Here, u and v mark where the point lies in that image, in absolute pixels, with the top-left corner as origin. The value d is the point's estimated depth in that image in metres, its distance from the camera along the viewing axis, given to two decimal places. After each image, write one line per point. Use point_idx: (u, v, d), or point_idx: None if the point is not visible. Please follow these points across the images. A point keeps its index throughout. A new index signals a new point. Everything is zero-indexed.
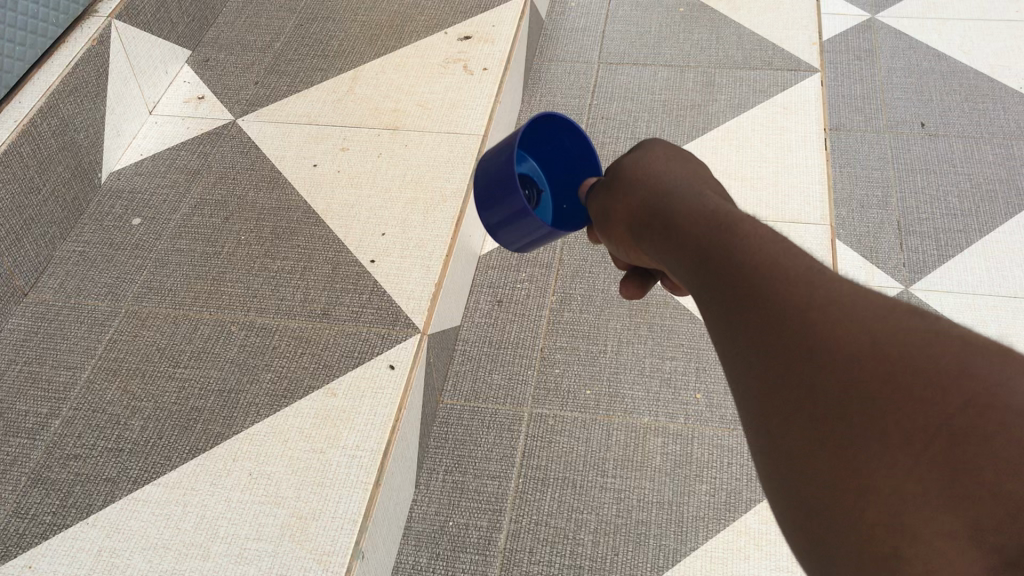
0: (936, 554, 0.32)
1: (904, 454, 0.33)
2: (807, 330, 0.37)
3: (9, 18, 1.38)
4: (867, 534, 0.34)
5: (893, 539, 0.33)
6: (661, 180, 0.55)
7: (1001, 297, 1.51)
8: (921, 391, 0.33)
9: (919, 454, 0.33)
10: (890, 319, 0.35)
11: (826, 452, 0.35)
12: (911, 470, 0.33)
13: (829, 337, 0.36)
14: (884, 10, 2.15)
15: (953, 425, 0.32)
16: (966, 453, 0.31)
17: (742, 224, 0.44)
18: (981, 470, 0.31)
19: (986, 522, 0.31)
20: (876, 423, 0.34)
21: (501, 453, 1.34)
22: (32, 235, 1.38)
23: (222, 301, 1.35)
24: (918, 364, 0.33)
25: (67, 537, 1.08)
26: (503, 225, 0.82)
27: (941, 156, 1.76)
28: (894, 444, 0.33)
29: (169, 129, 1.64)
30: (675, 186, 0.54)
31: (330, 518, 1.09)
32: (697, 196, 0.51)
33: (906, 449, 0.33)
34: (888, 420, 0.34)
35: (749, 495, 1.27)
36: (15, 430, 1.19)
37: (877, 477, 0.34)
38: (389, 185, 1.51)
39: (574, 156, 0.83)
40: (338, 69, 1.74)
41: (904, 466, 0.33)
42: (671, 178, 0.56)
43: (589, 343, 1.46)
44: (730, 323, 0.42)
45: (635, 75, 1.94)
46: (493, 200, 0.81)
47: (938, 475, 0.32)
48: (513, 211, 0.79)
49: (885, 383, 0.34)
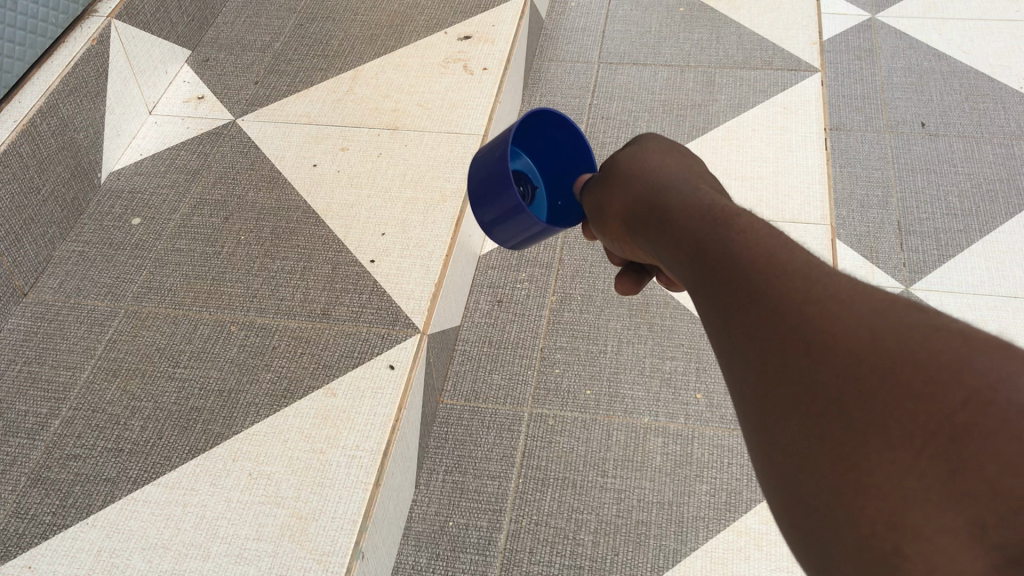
0: (937, 553, 0.30)
1: (903, 451, 0.32)
2: (805, 327, 0.37)
3: (9, 18, 1.38)
4: (866, 532, 0.33)
5: (894, 538, 0.32)
6: (657, 175, 0.55)
7: (1001, 296, 1.51)
8: (921, 386, 0.32)
9: (919, 451, 0.32)
10: (888, 316, 0.35)
11: (825, 449, 0.35)
12: (911, 466, 0.32)
13: (827, 334, 0.36)
14: (884, 10, 2.15)
15: (955, 421, 0.31)
16: (966, 450, 0.30)
17: (741, 222, 0.45)
18: (982, 467, 0.30)
19: (990, 520, 0.29)
20: (876, 419, 0.33)
21: (501, 452, 1.33)
22: (32, 235, 1.38)
23: (222, 301, 1.35)
24: (919, 359, 0.33)
25: (67, 537, 1.08)
26: (499, 223, 0.82)
27: (942, 156, 1.76)
28: (895, 441, 0.32)
29: (169, 129, 1.64)
30: (672, 181, 0.54)
31: (330, 518, 1.09)
32: (694, 191, 0.51)
33: (905, 445, 0.32)
34: (889, 417, 0.33)
35: (749, 495, 1.27)
36: (14, 430, 1.19)
37: (876, 474, 0.33)
38: (388, 185, 1.51)
39: (568, 152, 0.83)
40: (338, 69, 1.74)
41: (904, 463, 0.32)
42: (668, 173, 0.56)
43: (589, 343, 1.46)
44: (729, 320, 0.42)
45: (635, 75, 1.94)
46: (489, 198, 0.81)
47: (939, 471, 0.31)
48: (508, 208, 0.79)
49: (885, 379, 0.33)
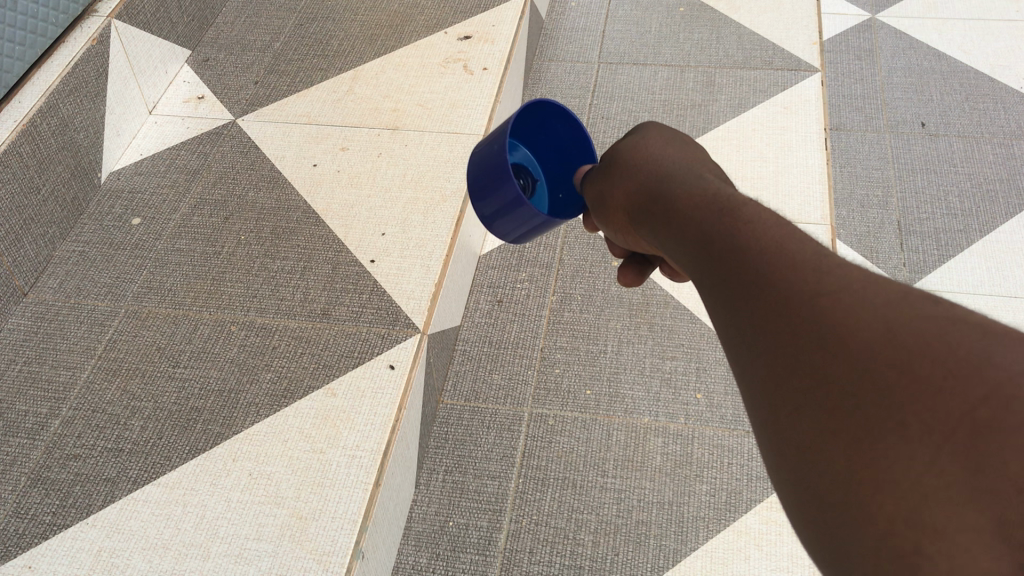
0: (958, 551, 0.30)
1: (923, 448, 0.32)
2: (817, 319, 0.37)
3: (9, 18, 1.38)
4: (884, 529, 0.32)
5: (915, 534, 0.31)
6: (659, 163, 0.56)
7: (1001, 296, 1.51)
8: (941, 380, 0.32)
9: (940, 446, 0.32)
10: (901, 307, 0.35)
11: (839, 443, 0.35)
12: (931, 461, 0.32)
13: (840, 327, 0.36)
14: (884, 10, 2.15)
15: (977, 417, 0.31)
16: (989, 446, 0.30)
17: (749, 211, 0.45)
18: (1002, 465, 0.30)
19: (1013, 518, 0.29)
20: (893, 414, 0.33)
21: (501, 452, 1.34)
22: (32, 235, 1.38)
23: (222, 301, 1.35)
24: (935, 351, 0.33)
25: (67, 537, 1.08)
26: (499, 216, 0.82)
27: (942, 156, 1.76)
28: (912, 435, 0.32)
29: (169, 130, 1.64)
30: (674, 169, 0.54)
31: (330, 518, 1.09)
32: (697, 180, 0.51)
33: (926, 442, 0.32)
34: (905, 412, 0.33)
35: (749, 495, 1.27)
36: (14, 430, 1.19)
37: (892, 468, 0.33)
38: (389, 184, 1.51)
39: (564, 145, 0.83)
40: (338, 69, 1.74)
41: (923, 458, 0.32)
42: (671, 160, 0.56)
43: (590, 343, 1.46)
44: (738, 311, 0.42)
45: (635, 75, 1.94)
46: (487, 190, 0.81)
47: (960, 468, 0.31)
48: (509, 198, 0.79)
49: (902, 373, 0.33)
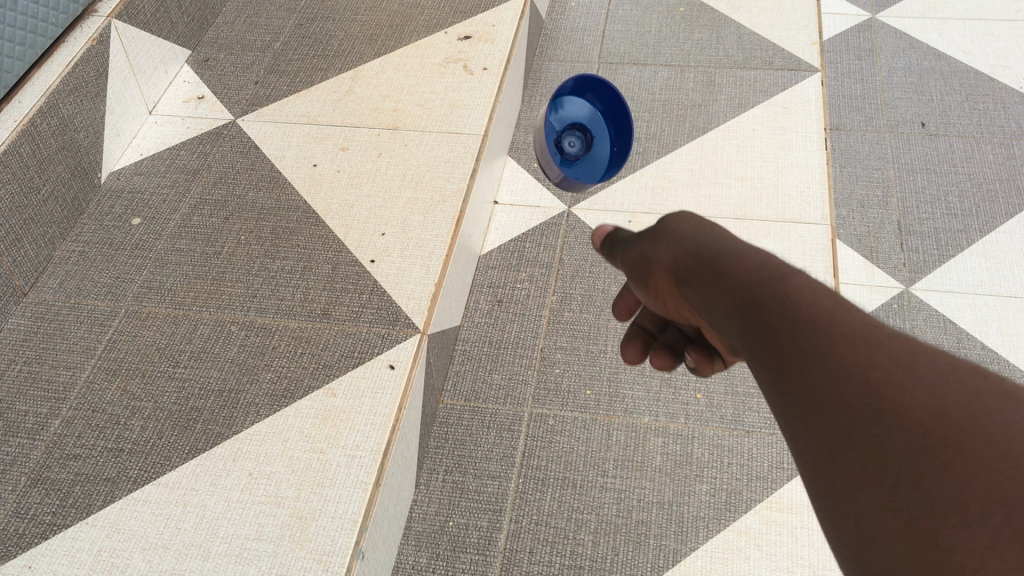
0: None
1: (981, 529, 0.36)
2: (875, 397, 0.41)
3: (9, 18, 1.38)
4: None
5: None
6: (703, 231, 0.59)
7: (1001, 297, 1.51)
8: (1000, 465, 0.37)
9: (998, 527, 0.35)
10: (957, 393, 0.40)
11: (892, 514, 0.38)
12: (988, 539, 0.35)
13: (900, 407, 0.40)
14: (884, 10, 2.14)
15: None
16: None
17: (801, 289, 0.48)
18: None
19: None
20: (952, 492, 0.37)
21: (501, 452, 1.34)
22: (32, 235, 1.38)
23: (222, 301, 1.35)
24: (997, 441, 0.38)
25: (67, 537, 1.08)
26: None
27: (942, 156, 1.76)
28: (972, 513, 0.36)
29: (169, 130, 1.64)
30: (719, 237, 0.58)
31: (330, 518, 1.08)
32: (743, 249, 0.55)
33: (982, 524, 0.36)
34: (968, 493, 0.37)
35: (750, 495, 1.26)
36: (14, 430, 1.19)
37: (952, 540, 0.36)
38: (388, 184, 1.51)
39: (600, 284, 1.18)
40: (338, 69, 1.74)
41: (981, 536, 0.36)
42: (711, 228, 0.60)
43: (590, 343, 1.46)
44: (783, 383, 0.45)
45: (635, 75, 1.94)
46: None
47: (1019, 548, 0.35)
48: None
49: (959, 454, 0.38)
